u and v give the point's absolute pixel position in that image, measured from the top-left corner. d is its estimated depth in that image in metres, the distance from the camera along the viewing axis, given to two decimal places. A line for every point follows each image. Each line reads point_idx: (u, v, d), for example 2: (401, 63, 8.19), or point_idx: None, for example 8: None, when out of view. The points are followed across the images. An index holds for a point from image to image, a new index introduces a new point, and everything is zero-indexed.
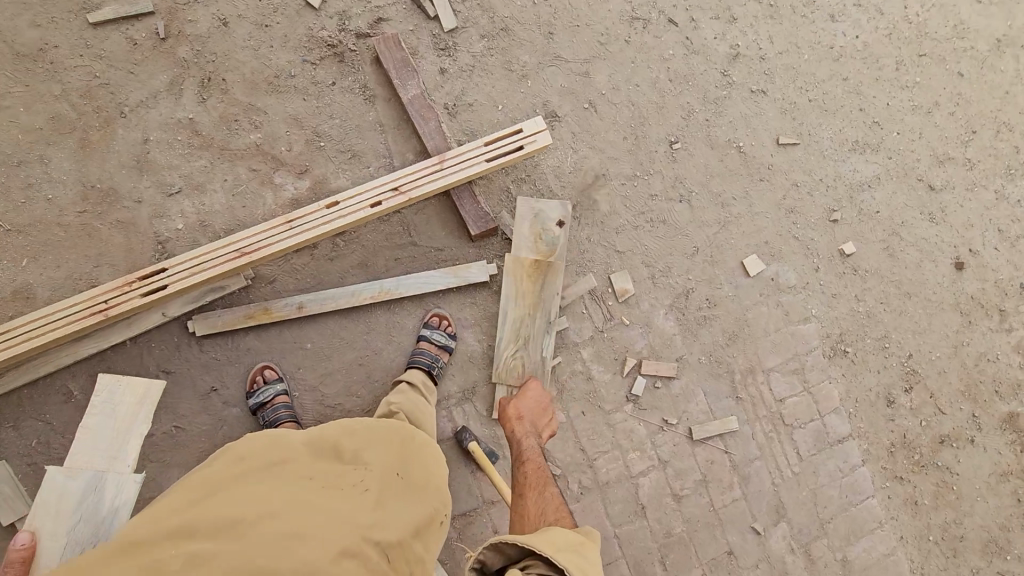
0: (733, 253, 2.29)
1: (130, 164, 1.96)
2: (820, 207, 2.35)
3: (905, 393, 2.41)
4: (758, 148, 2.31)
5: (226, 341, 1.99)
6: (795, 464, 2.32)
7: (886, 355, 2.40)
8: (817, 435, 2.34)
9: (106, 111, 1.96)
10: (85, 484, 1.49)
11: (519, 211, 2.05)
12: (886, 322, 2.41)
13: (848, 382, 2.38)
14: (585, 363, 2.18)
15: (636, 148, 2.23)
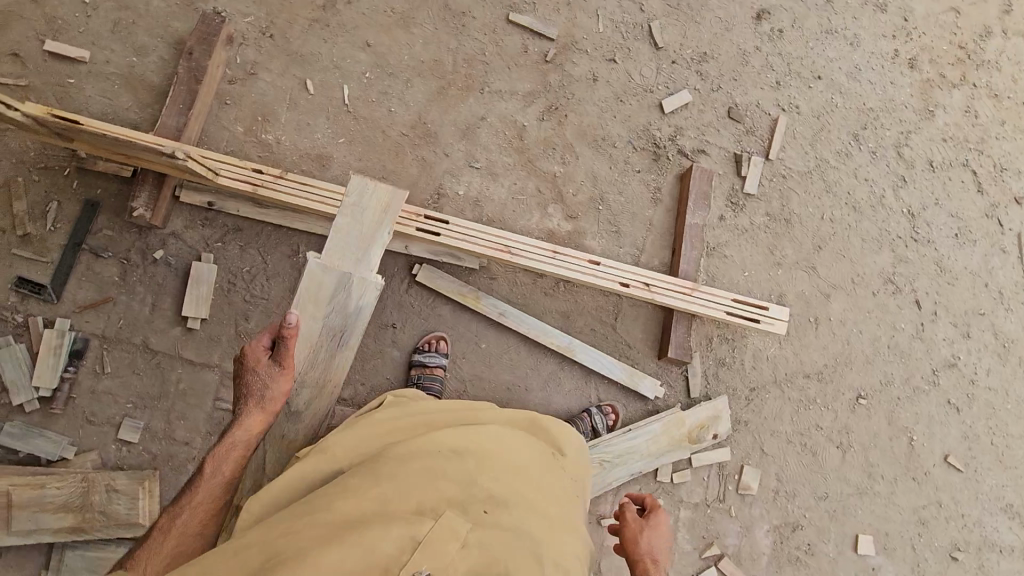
0: (853, 521, 2.29)
1: (460, 126, 2.27)
2: (948, 537, 2.35)
3: None
4: (926, 449, 2.37)
5: (428, 297, 2.16)
6: None
7: None
8: None
9: (472, 80, 2.31)
10: (336, 280, 1.58)
11: (715, 403, 2.22)
12: None
13: None
14: (676, 522, 2.19)
15: (829, 378, 2.34)
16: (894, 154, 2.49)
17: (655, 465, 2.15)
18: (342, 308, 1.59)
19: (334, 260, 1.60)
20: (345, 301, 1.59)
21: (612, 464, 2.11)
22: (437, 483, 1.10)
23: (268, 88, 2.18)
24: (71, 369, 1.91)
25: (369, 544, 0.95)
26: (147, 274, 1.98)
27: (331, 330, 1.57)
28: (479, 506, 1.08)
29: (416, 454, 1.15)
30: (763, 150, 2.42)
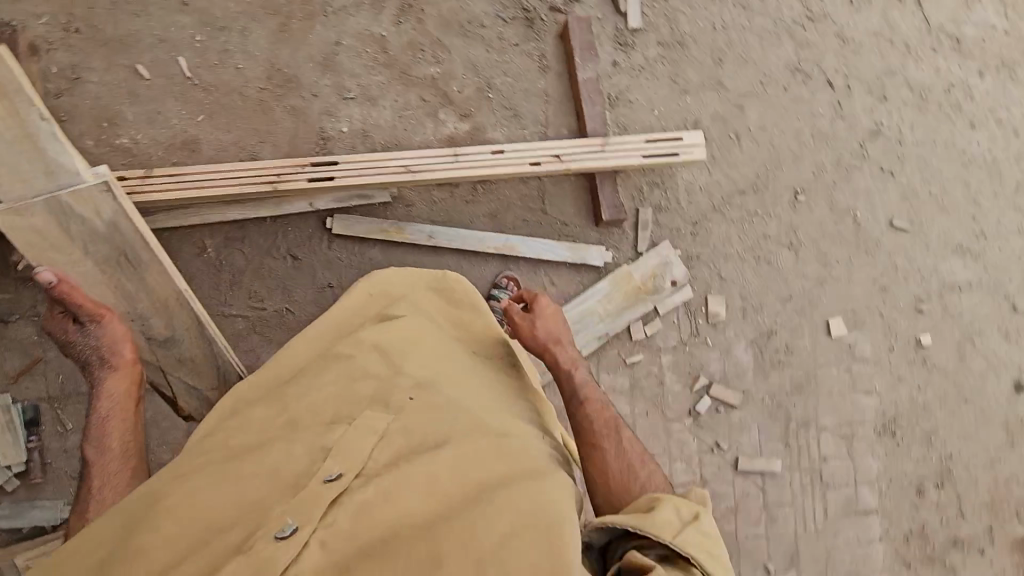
0: (821, 310, 2.39)
1: (317, 60, 2.10)
2: (911, 293, 2.46)
3: (936, 488, 2.44)
4: (871, 221, 2.43)
5: (353, 246, 2.09)
6: (818, 520, 2.38)
7: (928, 447, 2.45)
8: (847, 501, 2.40)
9: (312, 6, 2.11)
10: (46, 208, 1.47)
11: (656, 248, 2.25)
12: (938, 417, 2.46)
13: (888, 461, 2.43)
14: (661, 369, 2.28)
15: (764, 187, 2.35)
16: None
17: (616, 322, 2.22)
18: (91, 231, 1.54)
19: (14, 189, 1.44)
20: (83, 221, 1.52)
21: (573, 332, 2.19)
22: (351, 394, 1.24)
23: (99, 88, 1.98)
24: (32, 439, 1.88)
25: (287, 466, 1.11)
26: None
27: (108, 259, 1.58)
28: (396, 395, 1.23)
29: (328, 373, 1.29)
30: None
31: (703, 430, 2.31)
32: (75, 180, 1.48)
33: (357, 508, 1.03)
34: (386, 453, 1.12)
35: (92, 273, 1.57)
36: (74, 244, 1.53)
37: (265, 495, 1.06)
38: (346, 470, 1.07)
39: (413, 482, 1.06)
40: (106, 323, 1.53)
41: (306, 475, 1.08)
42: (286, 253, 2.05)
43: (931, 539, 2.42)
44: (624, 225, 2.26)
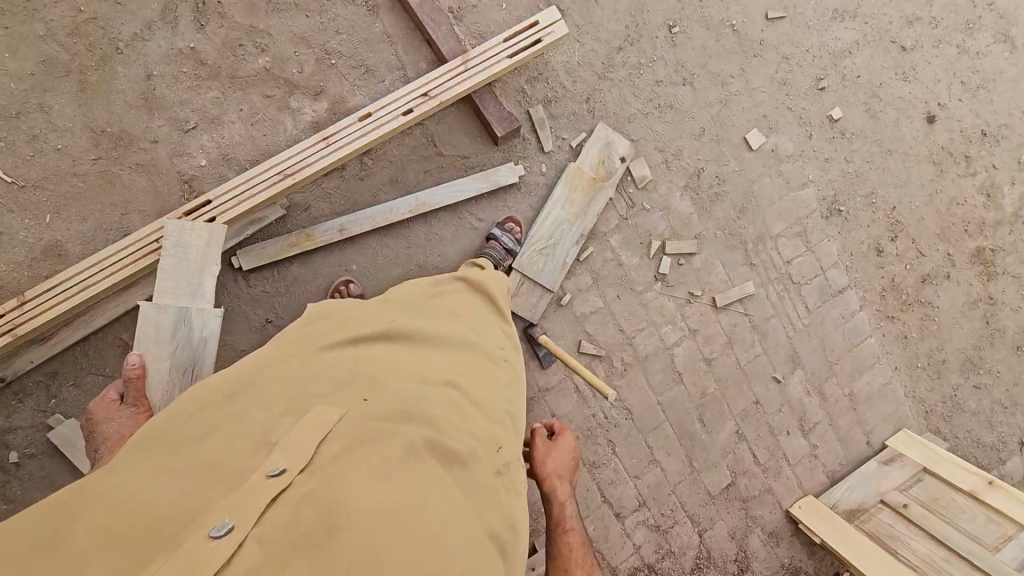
0: (735, 129, 2.40)
1: (137, 103, 1.89)
2: (808, 76, 2.48)
3: (892, 241, 2.59)
4: (747, 24, 2.40)
5: (273, 274, 2.00)
6: (804, 317, 2.52)
7: (873, 209, 2.57)
8: (821, 289, 2.54)
9: (101, 49, 1.87)
10: (173, 317, 1.68)
11: (595, 132, 2.22)
12: (872, 179, 2.56)
13: (843, 237, 2.55)
14: (615, 251, 2.30)
15: (637, 35, 2.28)
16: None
17: (590, 218, 2.21)
18: (188, 341, 1.68)
19: (166, 294, 1.69)
20: (189, 331, 1.68)
21: (552, 246, 2.19)
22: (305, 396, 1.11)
23: None
24: None
25: (232, 460, 0.97)
26: (26, 476, 1.89)
27: (180, 365, 1.66)
28: (356, 394, 1.12)
29: (284, 375, 1.17)
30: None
31: (672, 287, 2.37)
32: (197, 304, 1.70)
33: (303, 501, 0.90)
34: (337, 449, 1.00)
35: (166, 373, 1.65)
36: (169, 345, 1.67)
37: (196, 493, 0.91)
38: (290, 464, 0.94)
39: (368, 477, 0.96)
40: (145, 418, 1.58)
41: (246, 473, 0.95)
42: None
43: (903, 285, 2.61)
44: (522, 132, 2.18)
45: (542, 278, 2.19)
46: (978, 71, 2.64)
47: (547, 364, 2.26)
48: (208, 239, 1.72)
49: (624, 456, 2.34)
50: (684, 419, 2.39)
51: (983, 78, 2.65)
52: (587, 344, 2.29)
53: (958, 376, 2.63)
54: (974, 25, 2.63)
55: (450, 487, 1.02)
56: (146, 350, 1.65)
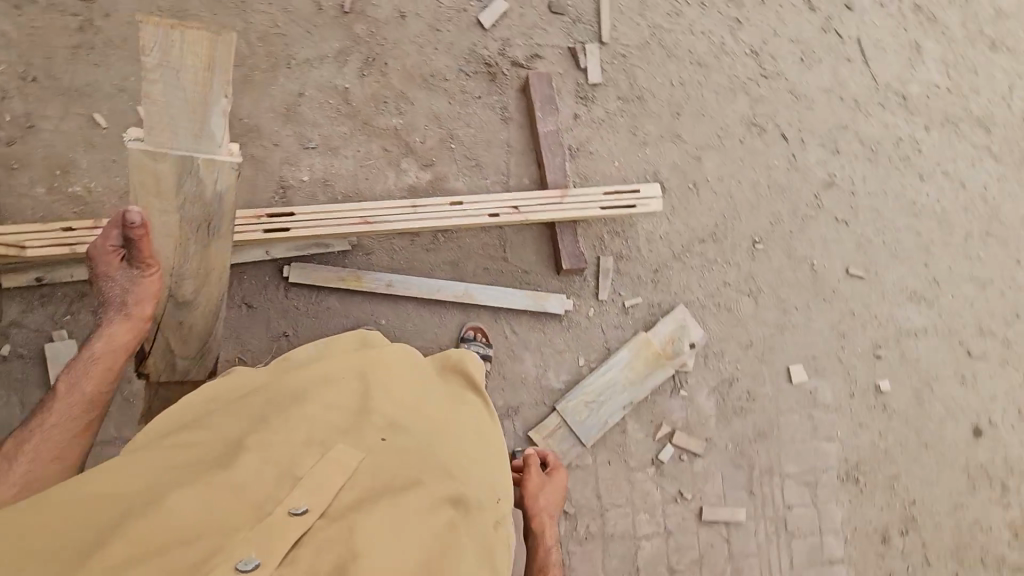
0: (782, 357, 2.42)
1: (279, 110, 2.12)
2: (868, 339, 2.50)
3: (901, 536, 2.44)
4: (827, 269, 2.49)
5: (310, 296, 2.07)
6: (784, 570, 2.35)
7: (891, 493, 2.45)
8: (812, 550, 2.38)
9: (276, 58, 2.13)
10: (173, 159, 1.22)
11: (672, 313, 2.30)
12: (900, 464, 2.47)
13: (852, 508, 2.43)
14: (624, 418, 2.27)
15: (723, 236, 2.40)
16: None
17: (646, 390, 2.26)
18: (199, 199, 1.30)
19: (157, 130, 1.20)
20: (197, 187, 1.27)
21: (598, 404, 2.22)
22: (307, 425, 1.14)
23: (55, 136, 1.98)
24: None
25: (247, 487, 1.01)
26: (2, 372, 1.93)
27: (193, 222, 1.34)
28: (369, 431, 1.15)
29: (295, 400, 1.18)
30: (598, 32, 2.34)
31: (665, 482, 2.29)
32: (204, 154, 1.23)
33: (324, 548, 0.95)
34: (353, 497, 1.04)
35: (172, 227, 1.33)
36: (175, 200, 1.28)
37: (214, 516, 0.96)
38: (313, 507, 0.99)
39: (376, 523, 0.99)
40: (154, 280, 1.34)
41: (270, 507, 0.99)
42: (241, 302, 2.03)
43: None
44: (585, 274, 2.27)
45: (580, 430, 2.21)
46: None
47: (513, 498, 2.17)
48: (213, 60, 1.15)
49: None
50: None
51: None
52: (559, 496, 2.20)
53: None
54: None
55: (461, 538, 1.05)
56: (151, 203, 1.29)
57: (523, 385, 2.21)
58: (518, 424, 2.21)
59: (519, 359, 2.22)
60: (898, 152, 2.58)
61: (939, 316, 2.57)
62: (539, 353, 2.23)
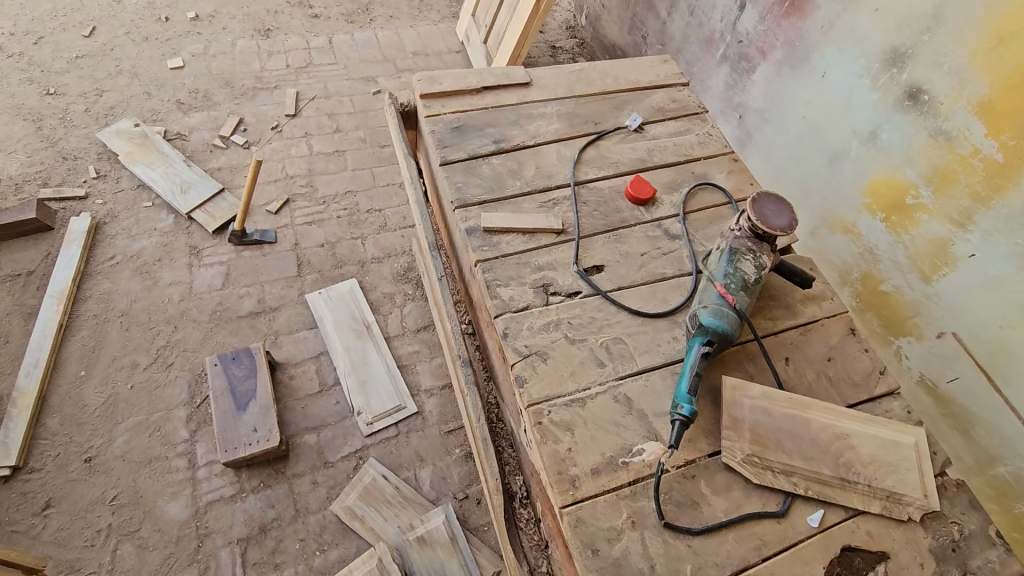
0: (153, 80, 3.13)
1: None
2: (146, 29, 3.36)
3: (297, 18, 3.63)
4: (69, 52, 3.16)
5: (51, 437, 2.05)
6: (327, 73, 3.37)
7: (266, 19, 3.57)
8: (310, 60, 3.42)
9: None
10: None
11: (105, 139, 2.79)
12: (246, 16, 3.56)
13: (279, 40, 3.48)
14: (208, 167, 2.83)
15: (37, 117, 2.86)
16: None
17: (175, 148, 2.84)
18: None
19: None
20: None
21: (183, 183, 2.70)
22: None
23: None
24: None
25: None
26: None
27: None
28: None
29: None
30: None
31: (245, 148, 2.94)
32: None
33: None
34: None
35: None
36: None
37: None
38: None
39: None
40: None
41: None
42: (47, 508, 1.93)
43: (326, 18, 3.67)
44: (62, 207, 2.57)
45: (208, 191, 2.69)
46: None
47: (271, 235, 2.63)
48: None
49: (370, 210, 2.83)
50: (361, 161, 3.02)
51: None
52: (275, 203, 2.76)
53: (404, 10, 3.85)
54: None
55: None
56: None
57: (167, 245, 2.54)
58: (207, 243, 2.58)
59: (141, 251, 2.52)
60: None
61: None
62: (140, 234, 2.56)
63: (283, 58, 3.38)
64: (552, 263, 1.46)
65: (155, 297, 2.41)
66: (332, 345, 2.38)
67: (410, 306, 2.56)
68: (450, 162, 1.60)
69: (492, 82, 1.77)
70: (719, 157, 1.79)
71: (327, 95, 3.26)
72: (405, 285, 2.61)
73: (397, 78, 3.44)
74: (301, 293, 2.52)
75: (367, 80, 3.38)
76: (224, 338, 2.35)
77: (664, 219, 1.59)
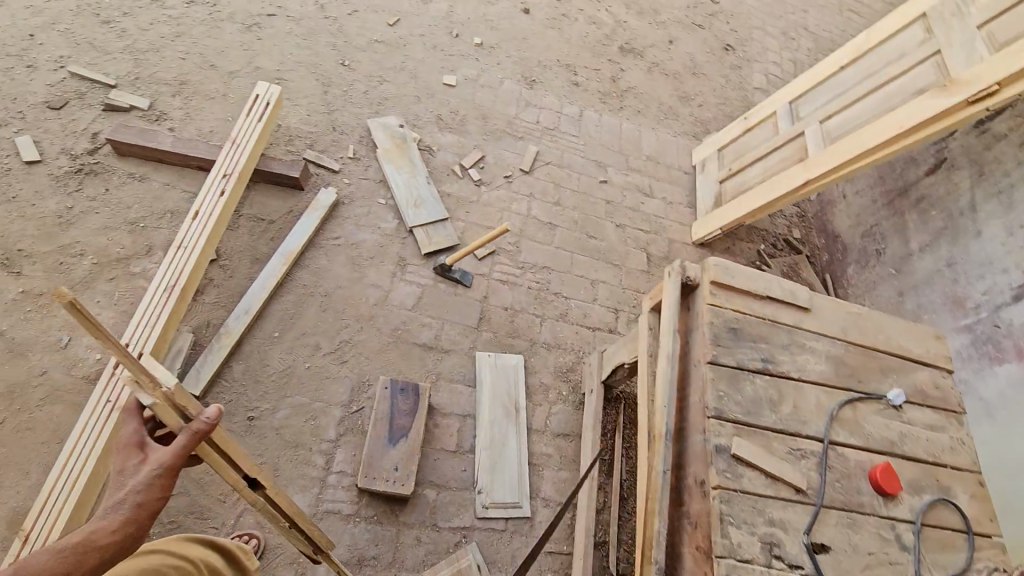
0: (426, 88, 3.40)
1: (6, 355, 2.06)
2: (437, 39, 3.67)
3: (560, 79, 3.83)
4: (371, 35, 3.51)
5: (232, 382, 2.22)
6: (566, 143, 3.53)
7: (534, 70, 3.80)
8: (557, 124, 3.59)
9: None
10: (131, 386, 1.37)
11: (372, 129, 3.06)
12: (519, 60, 3.81)
13: (539, 94, 3.68)
14: (441, 190, 3.03)
15: (327, 84, 3.19)
16: (115, 16, 3.01)
17: (422, 161, 3.06)
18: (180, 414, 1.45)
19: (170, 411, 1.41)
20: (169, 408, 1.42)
21: (417, 197, 2.89)
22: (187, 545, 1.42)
23: None
24: None
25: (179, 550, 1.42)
26: None
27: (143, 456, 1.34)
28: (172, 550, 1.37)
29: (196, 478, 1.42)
30: (94, 96, 2.71)
31: (475, 184, 3.12)
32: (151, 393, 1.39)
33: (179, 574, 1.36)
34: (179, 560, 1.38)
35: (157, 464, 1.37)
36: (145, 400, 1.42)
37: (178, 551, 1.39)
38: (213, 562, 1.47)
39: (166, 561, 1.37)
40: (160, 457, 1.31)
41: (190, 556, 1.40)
42: None
43: (585, 90, 3.84)
44: (316, 174, 2.84)
45: (433, 216, 2.86)
46: None
47: (469, 279, 2.75)
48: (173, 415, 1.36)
49: (558, 293, 2.91)
50: (566, 240, 3.11)
51: None
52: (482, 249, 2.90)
53: (654, 109, 3.96)
54: None
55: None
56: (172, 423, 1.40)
57: (383, 247, 2.73)
58: (415, 261, 2.74)
59: (361, 243, 2.71)
60: None
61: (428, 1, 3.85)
62: (365, 227, 2.76)
63: (536, 113, 3.58)
64: (784, 521, 1.44)
65: (356, 292, 2.58)
66: (481, 411, 2.44)
67: (559, 406, 2.59)
68: (718, 364, 1.60)
69: (777, 295, 1.77)
70: (967, 473, 1.69)
71: (561, 163, 3.40)
72: (562, 383, 2.65)
73: (625, 174, 3.53)
74: (473, 346, 2.62)
75: (599, 164, 3.50)
76: (396, 358, 2.48)
77: (899, 523, 1.53)
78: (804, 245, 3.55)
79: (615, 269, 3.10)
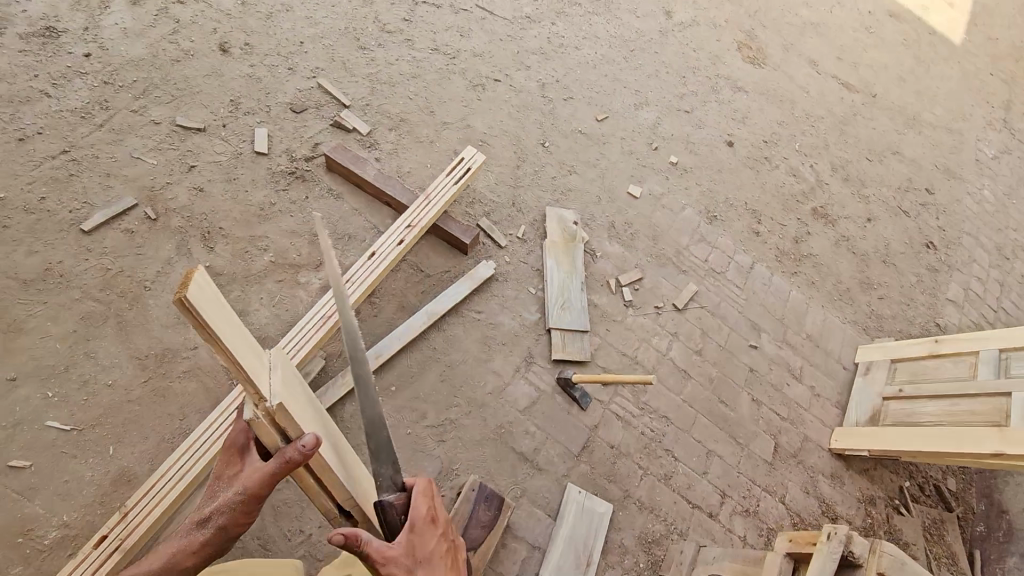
0: (609, 191, 3.40)
1: (172, 321, 2.24)
2: (635, 146, 3.68)
3: (742, 222, 3.68)
4: (577, 125, 3.59)
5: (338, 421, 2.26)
6: (727, 290, 3.34)
7: (718, 205, 3.68)
8: (724, 268, 3.42)
9: (132, 289, 2.26)
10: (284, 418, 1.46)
11: (549, 216, 3.08)
12: (707, 191, 3.71)
13: (716, 231, 3.55)
14: (590, 299, 2.97)
15: (522, 160, 3.28)
16: (371, 45, 3.32)
17: (584, 263, 3.02)
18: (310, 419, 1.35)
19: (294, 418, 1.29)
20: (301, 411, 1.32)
21: (567, 298, 2.84)
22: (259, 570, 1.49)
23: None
24: None
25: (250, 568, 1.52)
26: None
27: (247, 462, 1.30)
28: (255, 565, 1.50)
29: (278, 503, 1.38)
30: (328, 110, 2.98)
31: (625, 304, 3.03)
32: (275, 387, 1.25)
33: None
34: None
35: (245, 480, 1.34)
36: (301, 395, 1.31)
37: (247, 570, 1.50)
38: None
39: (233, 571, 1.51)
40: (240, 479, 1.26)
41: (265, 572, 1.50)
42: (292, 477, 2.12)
43: (763, 242, 3.65)
44: (483, 243, 2.90)
45: (576, 324, 2.79)
46: (710, 108, 4.15)
47: (586, 402, 2.63)
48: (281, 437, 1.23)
49: (669, 450, 2.70)
50: (695, 395, 2.90)
51: (714, 111, 4.15)
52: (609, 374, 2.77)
53: (830, 285, 3.67)
54: (696, 87, 4.21)
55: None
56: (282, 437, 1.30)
57: (517, 338, 2.69)
58: (542, 363, 2.68)
59: (499, 325, 2.70)
60: (547, 53, 3.83)
61: (639, 107, 3.89)
62: (508, 311, 2.75)
63: (707, 250, 3.44)
64: None
65: (477, 373, 2.55)
66: (552, 550, 2.27)
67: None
68: None
69: None
70: None
71: (715, 311, 3.22)
72: (641, 552, 2.42)
73: (779, 345, 3.26)
74: (566, 474, 2.47)
75: (754, 325, 3.27)
76: (490, 457, 2.40)
77: None
78: (957, 501, 3.05)
79: (736, 447, 2.83)
